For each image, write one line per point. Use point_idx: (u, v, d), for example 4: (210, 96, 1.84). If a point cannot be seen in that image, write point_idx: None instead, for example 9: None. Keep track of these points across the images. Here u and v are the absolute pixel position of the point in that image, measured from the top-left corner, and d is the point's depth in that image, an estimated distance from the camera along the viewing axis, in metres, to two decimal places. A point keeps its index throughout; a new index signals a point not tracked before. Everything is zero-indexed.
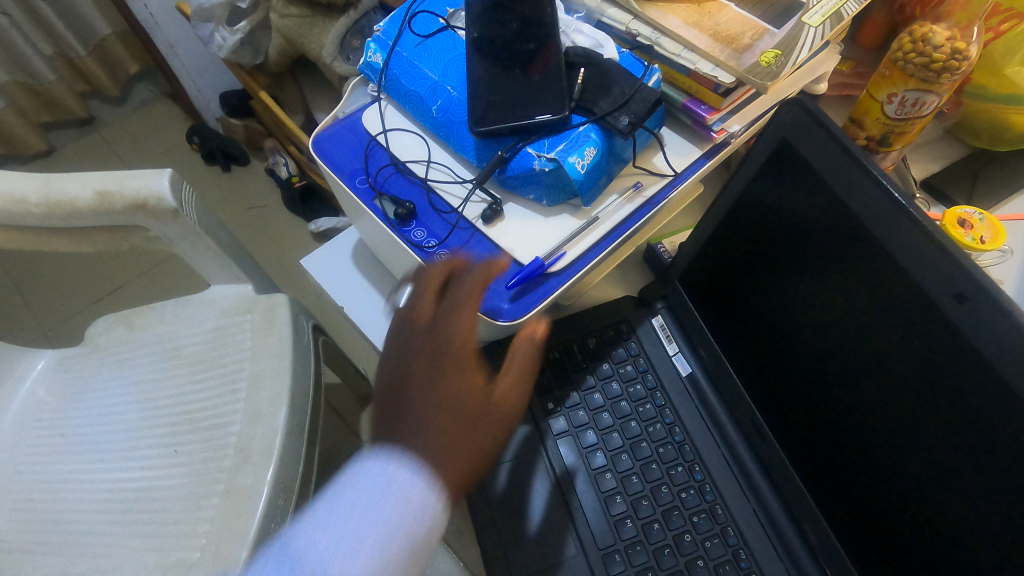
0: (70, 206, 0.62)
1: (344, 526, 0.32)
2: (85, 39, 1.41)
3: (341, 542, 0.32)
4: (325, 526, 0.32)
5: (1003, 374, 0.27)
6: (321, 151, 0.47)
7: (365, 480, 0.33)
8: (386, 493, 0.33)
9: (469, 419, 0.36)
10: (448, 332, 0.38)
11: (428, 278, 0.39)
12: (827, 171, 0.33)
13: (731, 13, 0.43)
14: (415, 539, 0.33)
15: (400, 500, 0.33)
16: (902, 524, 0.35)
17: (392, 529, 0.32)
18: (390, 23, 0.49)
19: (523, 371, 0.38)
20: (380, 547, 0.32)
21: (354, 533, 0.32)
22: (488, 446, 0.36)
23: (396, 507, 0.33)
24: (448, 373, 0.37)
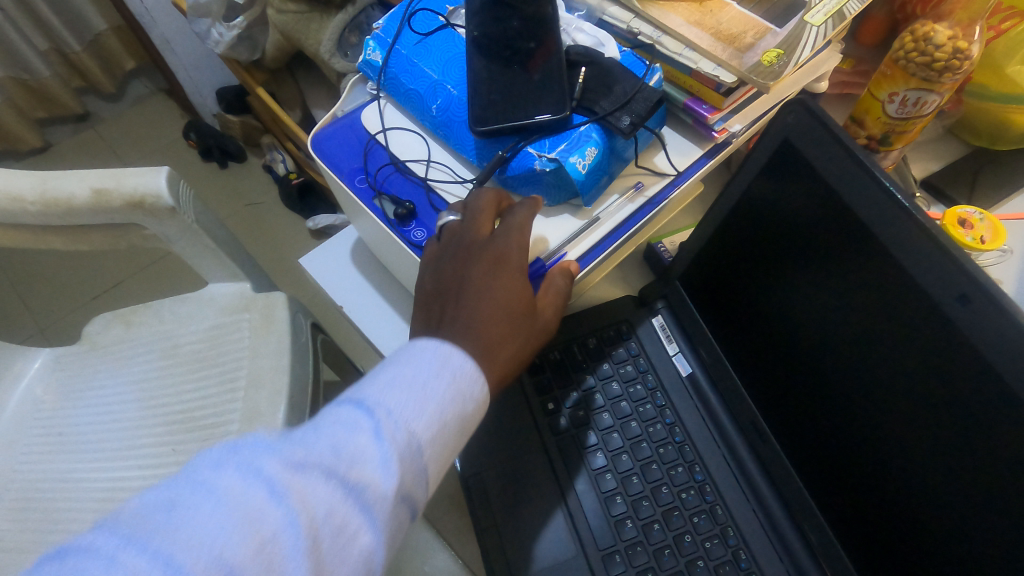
0: (66, 204, 0.62)
1: (406, 388, 0.30)
2: (80, 35, 1.40)
3: (404, 399, 0.30)
4: (382, 389, 0.30)
5: (1006, 376, 0.27)
6: (320, 150, 0.47)
7: (426, 354, 0.32)
8: (444, 369, 0.32)
9: (517, 319, 0.37)
10: (513, 244, 0.39)
11: (483, 203, 0.40)
12: (830, 172, 0.33)
13: (733, 12, 0.43)
14: (467, 414, 0.32)
15: (457, 379, 0.32)
16: (902, 526, 0.35)
17: (452, 397, 0.31)
18: (389, 20, 0.49)
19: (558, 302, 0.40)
20: (442, 410, 0.31)
21: (418, 394, 0.30)
22: (525, 352, 0.38)
23: (454, 385, 0.32)
24: (507, 274, 0.38)
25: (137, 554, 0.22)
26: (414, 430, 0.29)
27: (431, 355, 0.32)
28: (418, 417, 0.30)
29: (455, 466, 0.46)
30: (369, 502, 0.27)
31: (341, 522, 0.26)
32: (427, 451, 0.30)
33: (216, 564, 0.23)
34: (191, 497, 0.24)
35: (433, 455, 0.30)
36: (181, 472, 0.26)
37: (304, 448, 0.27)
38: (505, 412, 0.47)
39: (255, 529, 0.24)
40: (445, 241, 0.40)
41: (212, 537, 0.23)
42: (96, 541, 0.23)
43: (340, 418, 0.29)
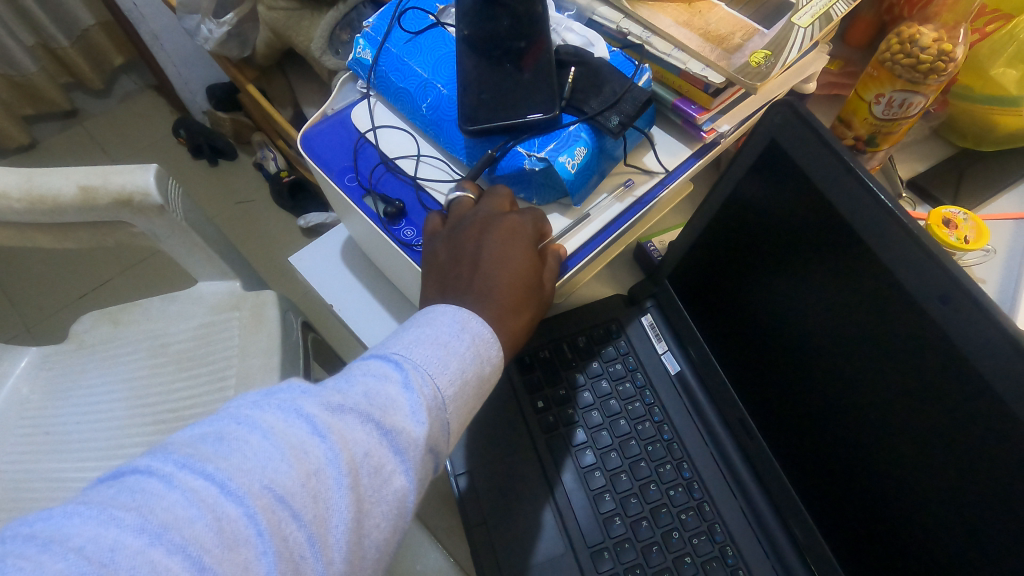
0: (52, 201, 0.61)
1: (431, 346, 0.33)
2: (68, 30, 1.39)
3: (430, 355, 0.33)
4: (409, 346, 0.33)
5: (988, 375, 0.28)
6: (309, 148, 0.47)
7: (447, 318, 0.35)
8: (464, 331, 0.35)
9: (530, 292, 0.39)
10: (530, 219, 0.40)
11: (500, 193, 0.41)
12: (816, 172, 0.33)
13: (721, 13, 0.43)
14: (486, 374, 0.35)
15: (475, 341, 0.35)
16: (883, 521, 0.35)
17: (473, 355, 0.34)
18: (379, 19, 0.48)
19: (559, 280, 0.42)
20: (464, 367, 0.34)
21: (443, 350, 0.33)
22: (532, 325, 0.40)
23: (474, 344, 0.35)
24: (522, 245, 0.39)
25: (197, 476, 0.24)
26: (439, 383, 0.32)
27: (451, 319, 0.35)
28: (444, 371, 0.33)
29: (446, 465, 0.46)
30: (403, 443, 0.30)
31: (376, 460, 0.28)
32: (451, 403, 0.33)
33: (271, 486, 0.25)
34: (243, 429, 0.27)
35: (456, 408, 0.33)
36: (228, 410, 0.28)
37: (340, 393, 0.30)
38: (496, 411, 0.48)
39: (302, 459, 0.26)
40: (458, 214, 0.41)
41: (265, 464, 0.25)
42: (156, 463, 0.25)
43: (370, 370, 0.31)
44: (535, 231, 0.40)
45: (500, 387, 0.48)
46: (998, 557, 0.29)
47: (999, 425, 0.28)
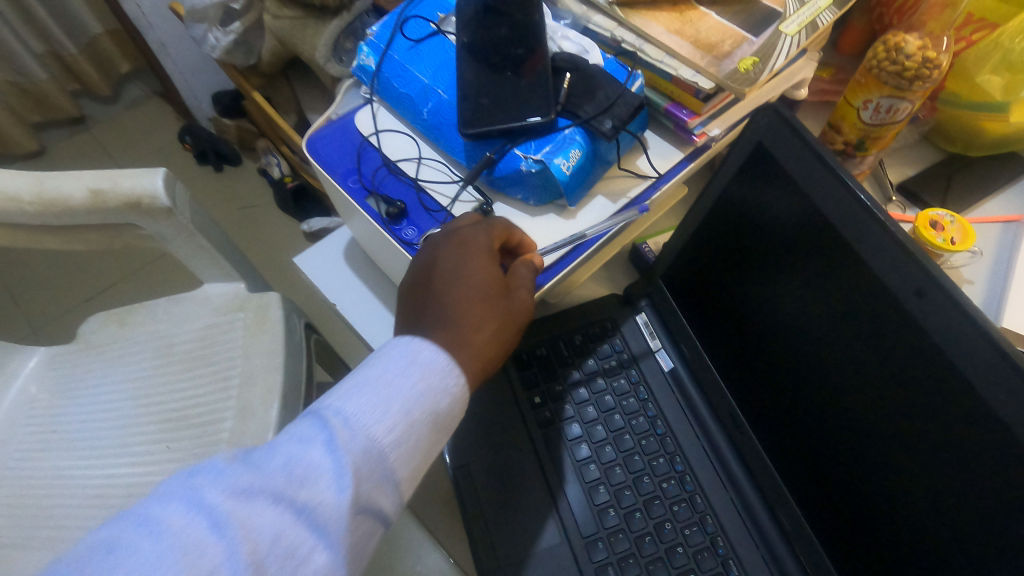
0: (63, 204, 0.63)
1: (369, 395, 0.35)
2: (77, 39, 1.41)
3: (364, 407, 0.35)
4: (343, 402, 0.35)
5: (963, 365, 0.29)
6: (314, 151, 0.49)
7: (392, 359, 0.37)
8: (409, 370, 0.37)
9: (493, 301, 0.41)
10: (481, 230, 0.41)
11: (464, 218, 0.43)
12: (800, 174, 0.35)
13: (711, 22, 0.45)
14: (435, 412, 0.37)
15: (422, 379, 0.37)
16: (867, 511, 0.36)
17: (416, 398, 0.36)
18: (382, 27, 0.50)
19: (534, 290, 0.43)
20: (405, 412, 0.35)
21: (378, 400, 0.35)
22: (504, 332, 0.41)
23: (417, 387, 0.36)
24: (473, 257, 0.40)
25: None
26: (375, 434, 0.34)
27: (397, 359, 0.37)
28: (376, 424, 0.34)
29: (446, 459, 0.47)
30: (324, 506, 0.31)
31: (288, 542, 0.30)
32: (392, 450, 0.34)
33: None
34: (140, 534, 0.28)
35: (398, 453, 0.35)
36: (132, 512, 0.29)
37: (255, 473, 0.31)
38: (494, 407, 0.49)
39: (194, 561, 0.27)
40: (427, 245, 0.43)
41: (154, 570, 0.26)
42: None
43: (296, 437, 0.33)
44: (492, 242, 0.41)
45: (498, 384, 0.49)
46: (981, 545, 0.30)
47: (976, 416, 0.29)
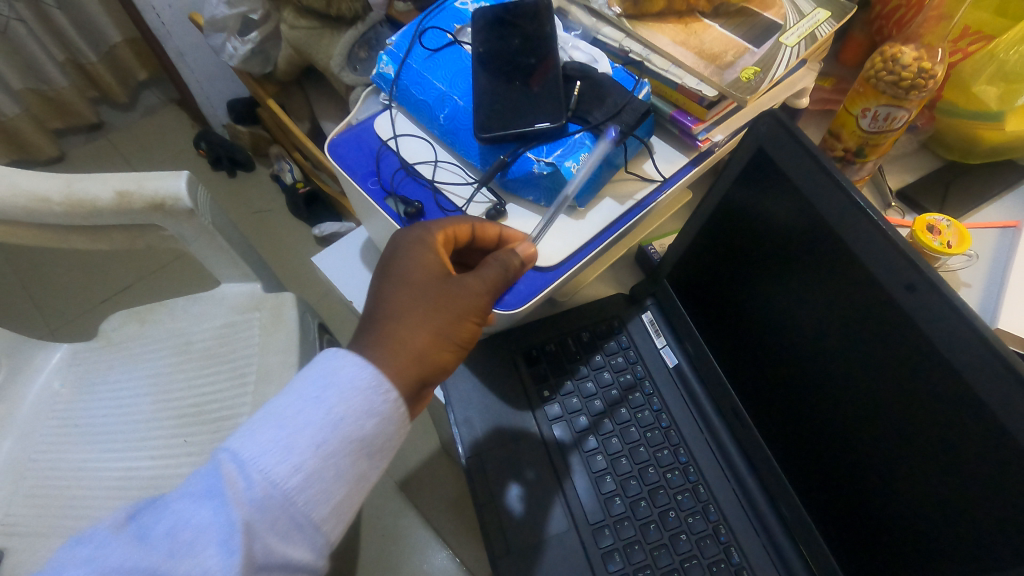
0: (91, 205, 0.65)
1: (276, 429, 0.35)
2: (98, 47, 1.45)
3: (266, 446, 0.34)
4: (240, 447, 0.34)
5: (950, 355, 0.31)
6: (335, 154, 0.51)
7: (310, 382, 0.36)
8: (319, 402, 0.35)
9: (430, 292, 0.40)
10: (426, 228, 0.43)
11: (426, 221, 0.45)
12: (798, 175, 0.37)
13: (714, 33, 0.47)
14: (354, 439, 0.35)
15: (331, 411, 0.35)
16: (862, 501, 0.38)
17: (327, 431, 0.35)
18: (401, 37, 0.53)
19: (488, 287, 0.41)
20: (313, 446, 0.34)
21: (281, 440, 0.34)
22: (437, 325, 0.39)
23: (325, 422, 0.35)
24: (417, 250, 0.41)
25: None
26: (277, 476, 0.34)
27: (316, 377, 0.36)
28: (278, 467, 0.34)
29: (458, 450, 0.49)
30: (212, 568, 0.32)
31: None
32: (303, 488, 0.34)
33: None
34: None
35: (308, 492, 0.34)
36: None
37: (141, 543, 0.32)
38: (505, 400, 0.51)
39: None
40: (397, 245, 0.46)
41: None
42: None
43: (189, 496, 0.33)
44: (433, 236, 0.42)
45: (508, 378, 0.52)
46: (971, 529, 0.31)
47: (963, 404, 0.31)
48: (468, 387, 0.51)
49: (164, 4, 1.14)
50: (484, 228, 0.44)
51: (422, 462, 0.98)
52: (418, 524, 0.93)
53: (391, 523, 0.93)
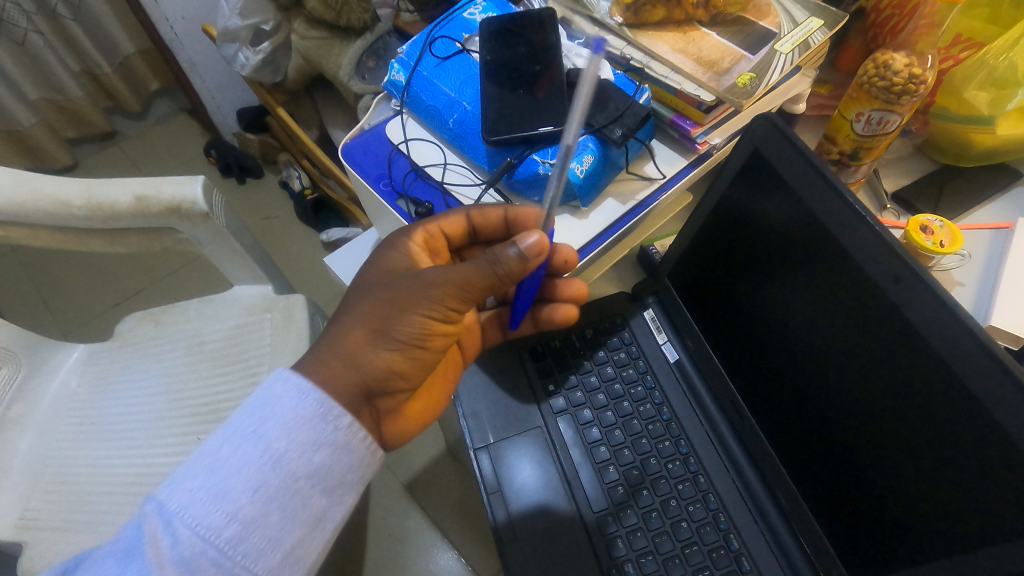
0: (110, 208, 0.67)
1: (208, 473, 0.35)
2: (111, 58, 1.49)
3: (196, 494, 0.34)
4: (171, 497, 0.34)
5: (936, 344, 0.32)
6: (348, 157, 0.54)
7: (246, 415, 0.36)
8: (258, 441, 0.36)
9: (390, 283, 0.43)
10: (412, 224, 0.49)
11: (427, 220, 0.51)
12: (791, 175, 0.39)
13: (712, 41, 0.49)
14: (299, 473, 0.36)
15: (270, 449, 0.35)
16: (854, 488, 0.39)
17: (266, 469, 0.35)
18: (411, 46, 0.55)
19: (451, 278, 0.41)
20: (250, 489, 0.35)
21: (214, 485, 0.34)
22: (377, 313, 0.41)
23: (264, 460, 0.35)
24: (397, 243, 0.47)
25: None
26: (209, 526, 0.34)
27: (252, 410, 0.36)
28: (211, 516, 0.34)
29: (466, 441, 0.51)
30: None
31: None
32: (241, 536, 0.34)
33: None
34: None
35: (248, 536, 0.34)
36: None
37: None
38: (512, 394, 0.53)
39: None
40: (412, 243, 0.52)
41: None
42: None
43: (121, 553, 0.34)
44: (415, 230, 0.48)
45: (515, 374, 0.54)
46: (959, 511, 0.33)
47: (950, 389, 0.32)
48: (475, 381, 0.53)
49: (178, 15, 1.17)
50: (481, 214, 0.47)
51: (428, 463, 0.99)
52: (424, 524, 0.94)
53: (398, 523, 0.95)
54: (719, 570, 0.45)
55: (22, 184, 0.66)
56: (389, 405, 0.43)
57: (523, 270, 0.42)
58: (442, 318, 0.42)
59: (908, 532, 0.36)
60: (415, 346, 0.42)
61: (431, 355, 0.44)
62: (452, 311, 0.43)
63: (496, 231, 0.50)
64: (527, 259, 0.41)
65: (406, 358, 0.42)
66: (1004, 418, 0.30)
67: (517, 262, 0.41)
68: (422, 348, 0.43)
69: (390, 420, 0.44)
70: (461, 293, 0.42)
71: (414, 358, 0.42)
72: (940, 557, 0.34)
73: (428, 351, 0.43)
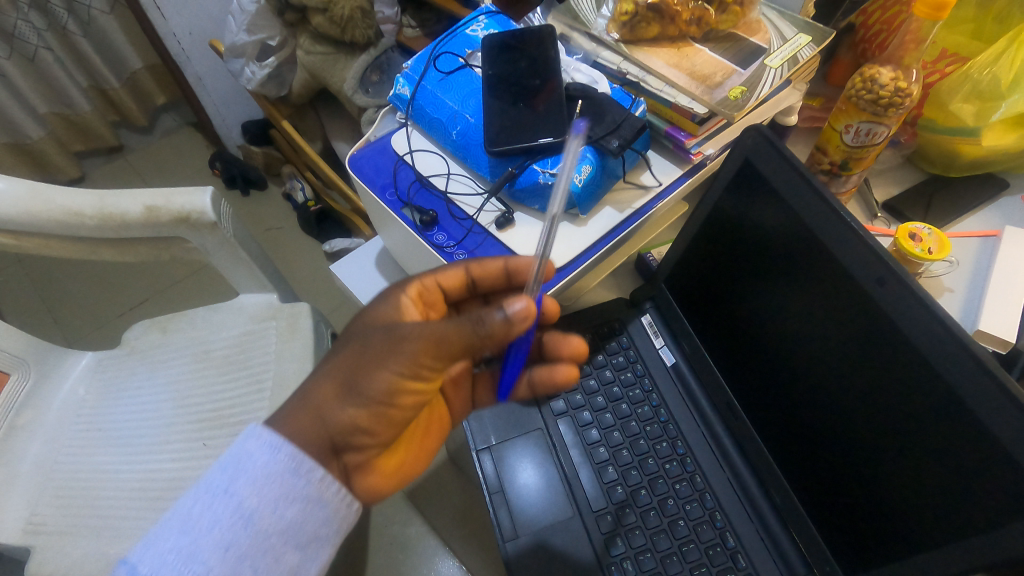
0: (121, 219, 0.68)
1: (178, 535, 0.36)
2: (119, 73, 1.52)
3: (167, 557, 0.35)
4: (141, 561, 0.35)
5: (917, 342, 0.34)
6: (355, 168, 0.56)
7: (218, 472, 0.37)
8: (229, 499, 0.36)
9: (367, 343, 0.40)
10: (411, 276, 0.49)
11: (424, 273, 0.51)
12: (781, 184, 0.40)
13: (705, 56, 0.52)
14: (271, 530, 0.37)
15: (241, 508, 0.36)
16: (845, 485, 0.40)
17: (237, 528, 0.36)
18: (416, 61, 0.57)
19: (427, 333, 0.38)
20: (221, 548, 0.35)
21: (185, 548, 0.35)
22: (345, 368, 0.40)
23: (235, 519, 0.36)
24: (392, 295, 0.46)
25: None
26: None
27: (223, 466, 0.37)
28: None
29: (469, 443, 0.53)
30: None
31: None
32: None
33: None
34: None
35: None
36: None
37: None
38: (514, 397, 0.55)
39: None
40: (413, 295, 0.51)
41: None
42: None
43: None
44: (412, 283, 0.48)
45: None
46: (946, 505, 0.34)
47: (932, 386, 0.34)
48: None
49: (186, 31, 1.20)
50: (481, 266, 0.48)
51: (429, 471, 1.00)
52: (425, 532, 0.95)
53: (399, 531, 0.95)
54: (715, 566, 0.46)
55: (36, 195, 0.66)
56: (358, 460, 0.41)
57: (506, 334, 0.39)
58: (413, 375, 0.39)
59: (897, 526, 0.37)
60: (382, 404, 0.39)
61: (401, 412, 0.41)
62: (426, 368, 0.39)
63: (496, 284, 0.50)
64: (511, 323, 0.38)
65: (371, 414, 0.40)
66: (981, 412, 0.31)
67: (501, 325, 0.38)
68: (389, 406, 0.40)
69: (360, 474, 0.42)
70: (437, 351, 0.39)
71: (381, 415, 0.40)
72: (925, 550, 0.35)
73: (396, 408, 0.40)
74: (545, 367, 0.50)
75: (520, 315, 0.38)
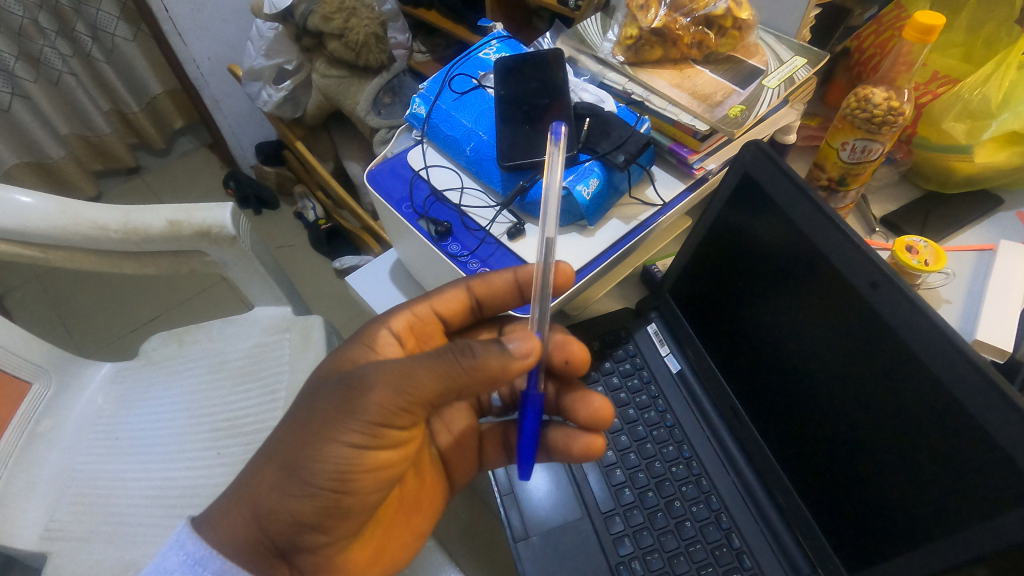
0: (144, 232, 0.70)
1: None
2: (139, 97, 1.57)
3: None
4: None
5: (909, 342, 0.36)
6: (374, 183, 0.59)
7: None
8: None
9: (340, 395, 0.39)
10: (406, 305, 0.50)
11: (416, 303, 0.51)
12: (779, 196, 0.43)
13: (706, 77, 0.55)
14: None
15: None
16: (847, 484, 0.42)
17: None
18: (432, 82, 0.61)
19: (386, 380, 0.38)
20: None
21: None
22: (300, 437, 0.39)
23: None
24: (374, 329, 0.48)
25: None
26: None
27: None
28: None
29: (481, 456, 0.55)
30: None
31: None
32: None
33: None
34: None
35: None
36: None
37: None
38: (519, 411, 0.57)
39: None
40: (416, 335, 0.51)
41: None
42: None
43: None
44: (401, 315, 0.49)
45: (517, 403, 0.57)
46: (947, 502, 0.35)
47: (925, 386, 0.35)
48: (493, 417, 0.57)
49: (205, 57, 1.25)
50: (482, 282, 0.49)
51: None
52: None
53: None
54: (721, 566, 0.48)
55: (65, 210, 0.68)
56: (314, 561, 0.41)
57: (501, 369, 0.37)
58: (370, 444, 0.39)
59: (899, 522, 0.38)
60: (333, 493, 0.39)
61: (357, 500, 0.40)
62: (388, 426, 0.39)
63: (503, 298, 0.50)
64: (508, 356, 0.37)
65: (317, 508, 0.39)
66: (974, 408, 0.33)
67: (495, 357, 0.37)
68: (342, 494, 0.39)
69: None
70: (398, 400, 0.38)
71: (332, 509, 0.40)
72: (924, 543, 0.37)
73: (351, 496, 0.40)
74: (563, 434, 0.47)
75: (521, 351, 0.37)
